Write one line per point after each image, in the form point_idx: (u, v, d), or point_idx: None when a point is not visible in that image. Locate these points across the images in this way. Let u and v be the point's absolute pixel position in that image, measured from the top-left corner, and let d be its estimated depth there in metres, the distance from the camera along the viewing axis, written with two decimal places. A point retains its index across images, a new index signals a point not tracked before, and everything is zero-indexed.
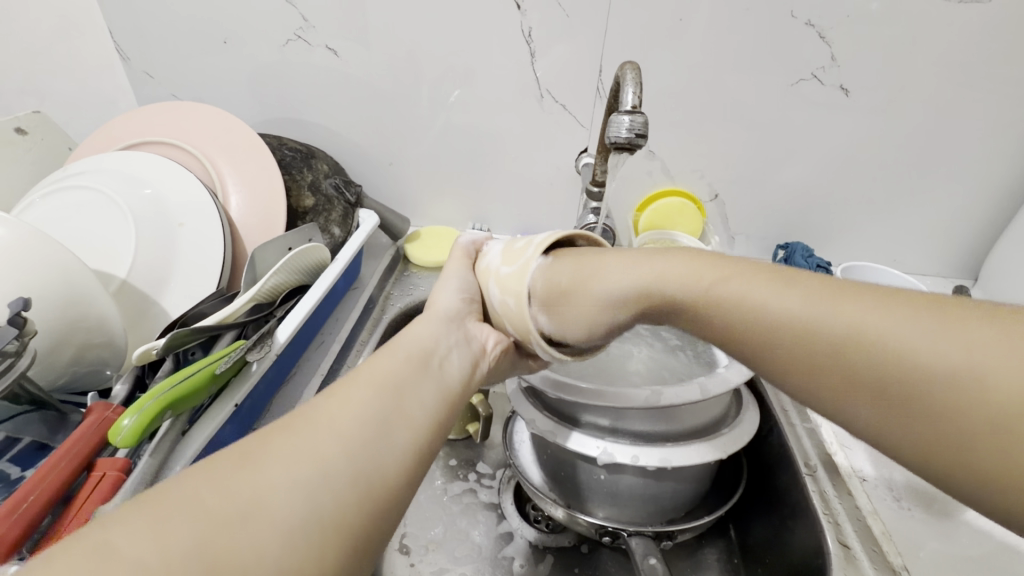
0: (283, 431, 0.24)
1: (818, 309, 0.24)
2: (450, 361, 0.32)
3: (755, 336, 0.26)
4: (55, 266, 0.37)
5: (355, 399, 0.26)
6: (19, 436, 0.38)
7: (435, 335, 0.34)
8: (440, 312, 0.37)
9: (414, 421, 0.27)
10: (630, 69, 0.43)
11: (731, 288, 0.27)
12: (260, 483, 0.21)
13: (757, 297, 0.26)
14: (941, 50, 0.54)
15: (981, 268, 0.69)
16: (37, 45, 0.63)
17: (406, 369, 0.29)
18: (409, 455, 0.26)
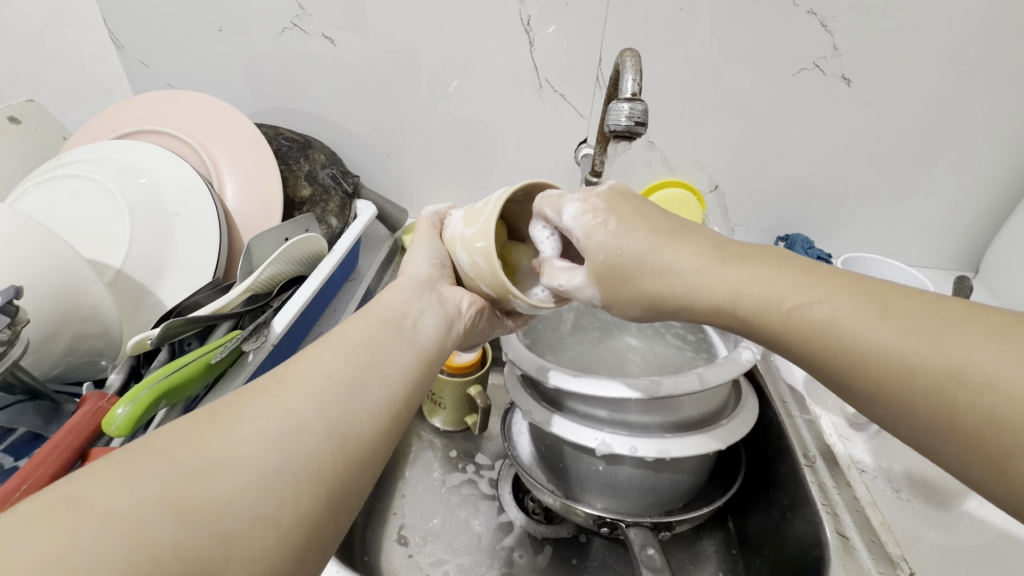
0: (252, 389, 0.24)
1: (845, 311, 0.24)
2: (424, 321, 0.33)
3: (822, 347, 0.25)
4: (48, 255, 0.37)
5: (325, 358, 0.26)
6: (14, 426, 0.38)
7: (406, 300, 0.34)
8: (413, 278, 0.36)
9: (388, 379, 0.27)
10: (629, 56, 0.42)
11: (809, 306, 0.25)
12: (228, 437, 0.21)
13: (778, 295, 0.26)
14: (944, 39, 0.53)
15: (981, 259, 0.69)
16: (30, 33, 0.62)
17: (377, 331, 0.30)
18: (384, 410, 0.26)
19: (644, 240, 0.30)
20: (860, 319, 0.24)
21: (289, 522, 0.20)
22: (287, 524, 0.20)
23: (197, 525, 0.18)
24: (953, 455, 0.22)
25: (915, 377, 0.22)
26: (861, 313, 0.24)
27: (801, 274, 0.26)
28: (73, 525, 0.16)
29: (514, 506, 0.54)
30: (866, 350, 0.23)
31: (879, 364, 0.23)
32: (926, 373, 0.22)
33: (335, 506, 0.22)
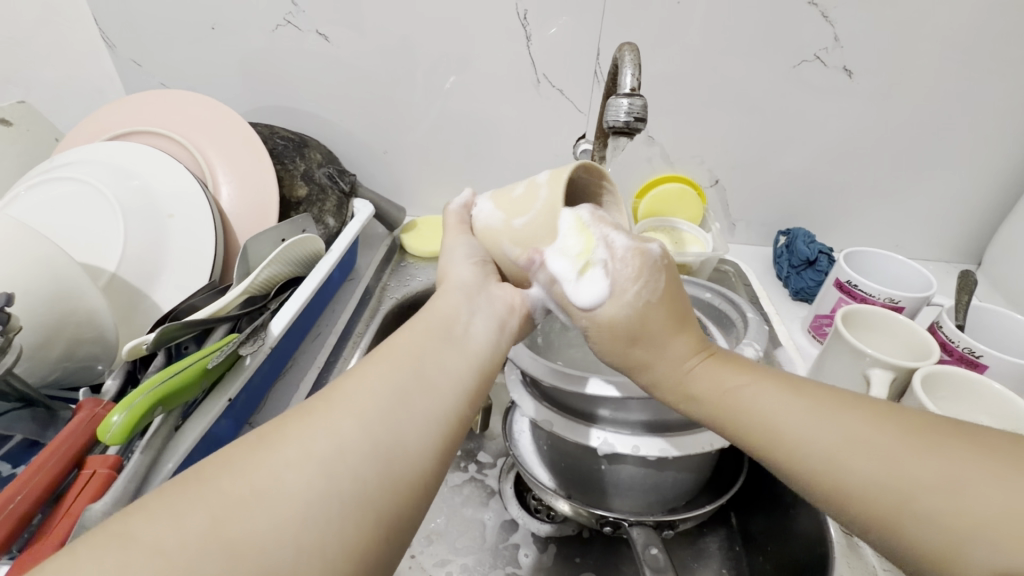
0: (300, 413, 0.24)
1: (767, 397, 0.30)
2: (474, 327, 0.31)
3: (750, 420, 0.30)
4: (40, 260, 0.36)
5: (369, 379, 0.26)
6: (10, 433, 0.37)
7: (453, 305, 0.32)
8: (456, 283, 0.34)
9: (441, 396, 0.27)
10: (629, 51, 0.42)
11: (725, 384, 0.31)
12: (279, 462, 0.22)
13: (749, 396, 0.30)
14: (946, 29, 0.53)
15: (985, 251, 0.68)
16: (21, 34, 0.61)
17: (426, 342, 0.29)
18: (434, 424, 0.25)
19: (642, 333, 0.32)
20: (778, 402, 0.30)
21: (334, 549, 0.20)
22: (332, 550, 0.20)
23: (248, 558, 0.19)
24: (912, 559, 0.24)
25: (875, 487, 0.25)
26: (848, 430, 0.27)
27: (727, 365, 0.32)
28: (119, 555, 0.18)
29: (516, 503, 0.53)
30: (798, 433, 0.28)
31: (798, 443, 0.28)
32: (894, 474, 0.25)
33: (379, 530, 0.22)
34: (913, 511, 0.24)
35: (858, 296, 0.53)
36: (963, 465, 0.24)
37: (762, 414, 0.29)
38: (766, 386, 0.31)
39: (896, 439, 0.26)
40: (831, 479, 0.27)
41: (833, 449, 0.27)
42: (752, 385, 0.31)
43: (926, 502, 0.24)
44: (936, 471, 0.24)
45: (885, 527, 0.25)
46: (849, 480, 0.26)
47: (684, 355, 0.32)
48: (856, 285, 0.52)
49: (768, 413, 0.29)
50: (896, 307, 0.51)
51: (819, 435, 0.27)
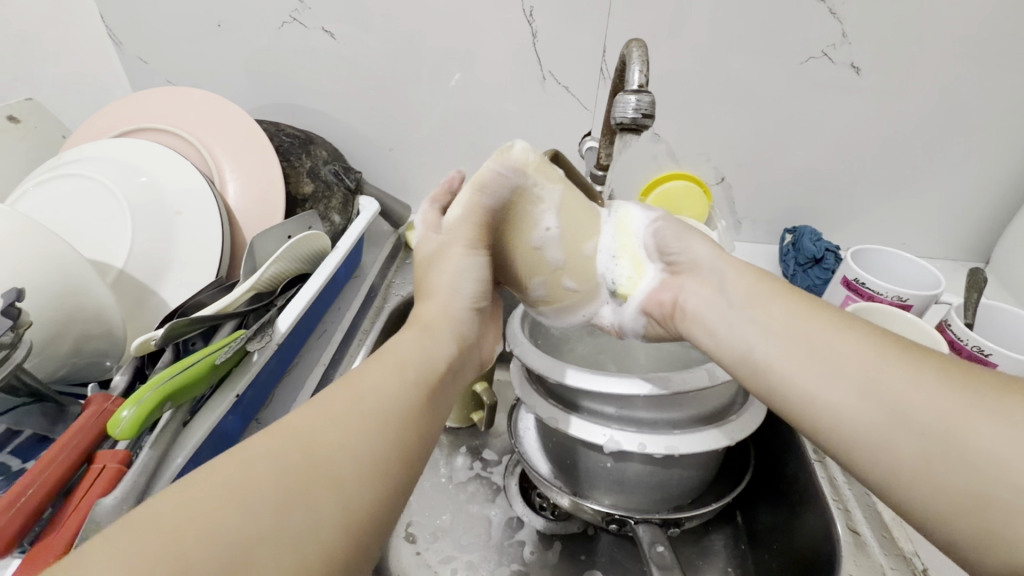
0: (295, 435, 0.26)
1: (833, 340, 0.32)
2: (447, 376, 0.35)
3: (806, 360, 0.32)
4: (49, 256, 0.37)
5: (358, 425, 0.27)
6: (20, 428, 0.38)
7: (440, 349, 0.36)
8: (447, 317, 0.39)
9: (405, 447, 0.28)
10: (636, 47, 0.42)
11: (787, 329, 0.34)
12: (266, 490, 0.23)
13: (816, 339, 0.33)
14: (955, 25, 0.52)
15: (993, 249, 0.68)
16: (28, 31, 0.61)
17: (395, 389, 0.30)
18: (396, 493, 0.27)
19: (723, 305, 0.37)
20: (839, 346, 0.32)
21: None
22: None
23: None
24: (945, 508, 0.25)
25: (923, 427, 0.27)
26: (904, 375, 0.29)
27: (807, 311, 0.34)
28: None
29: (521, 501, 0.53)
30: (861, 372, 0.30)
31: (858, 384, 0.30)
32: (927, 433, 0.27)
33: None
34: (945, 470, 0.26)
35: (866, 295, 0.52)
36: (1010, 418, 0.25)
37: (827, 351, 0.32)
38: (829, 331, 0.33)
39: (975, 401, 0.26)
40: (864, 439, 0.29)
41: (890, 395, 0.28)
42: (818, 330, 0.33)
43: (1011, 460, 0.24)
44: (984, 425, 0.25)
45: (926, 471, 0.26)
46: (879, 443, 0.28)
47: (761, 307, 0.36)
48: (863, 283, 0.52)
49: (828, 352, 0.32)
50: (904, 305, 0.51)
51: (880, 377, 0.29)
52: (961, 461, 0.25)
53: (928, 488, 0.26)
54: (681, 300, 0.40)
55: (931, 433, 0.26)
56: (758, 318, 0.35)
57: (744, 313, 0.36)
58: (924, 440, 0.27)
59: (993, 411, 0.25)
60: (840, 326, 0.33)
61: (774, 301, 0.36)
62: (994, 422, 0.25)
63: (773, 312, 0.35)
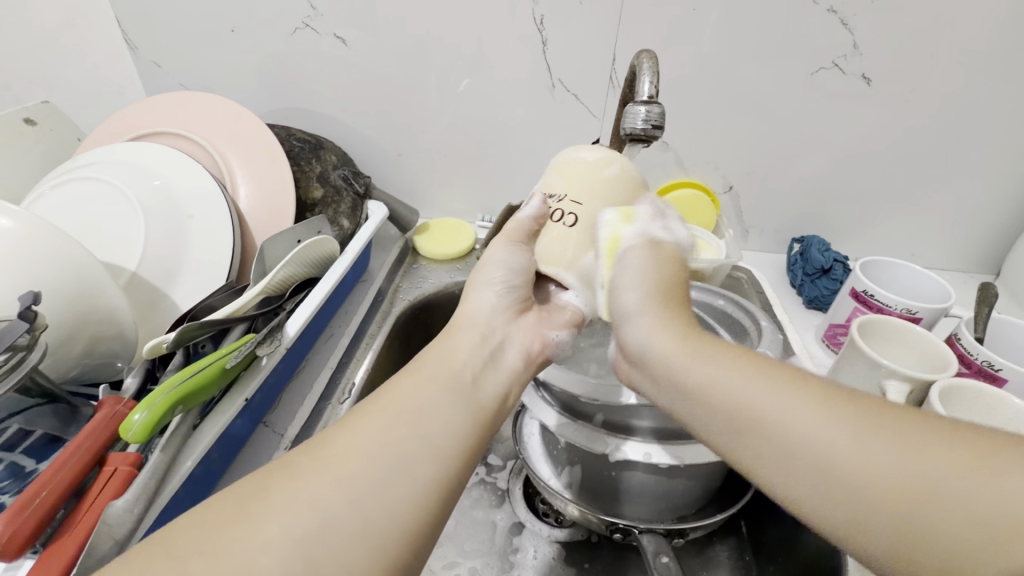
0: (310, 451, 0.26)
1: (767, 399, 0.28)
2: (484, 377, 0.32)
3: (755, 430, 0.28)
4: (64, 260, 0.37)
5: (372, 430, 0.27)
6: (32, 428, 0.37)
7: (469, 347, 0.34)
8: (473, 320, 0.36)
9: (437, 457, 0.26)
10: (646, 58, 0.42)
11: (720, 389, 0.29)
12: (273, 504, 0.23)
13: (749, 399, 0.28)
14: (968, 36, 0.52)
15: (1004, 261, 0.67)
16: (45, 35, 0.62)
17: (434, 393, 0.29)
18: (427, 493, 0.25)
19: (672, 348, 0.33)
20: (777, 404, 0.27)
21: None
22: None
23: None
24: None
25: (897, 497, 0.23)
26: (854, 435, 0.25)
27: (733, 363, 0.30)
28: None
29: (524, 506, 0.54)
30: (808, 442, 0.26)
31: (813, 456, 0.25)
32: (877, 489, 0.23)
33: None
34: (931, 552, 0.22)
35: (874, 306, 0.52)
36: (992, 472, 0.21)
37: (766, 416, 0.27)
38: (762, 385, 0.29)
39: (938, 453, 0.23)
40: (841, 525, 0.24)
41: (848, 461, 0.24)
42: (749, 385, 0.29)
43: (1002, 528, 0.20)
44: (958, 483, 0.22)
45: (916, 552, 0.22)
46: (857, 523, 0.24)
47: (685, 360, 0.32)
48: (872, 295, 0.52)
49: (771, 418, 0.27)
50: (912, 317, 0.50)
51: (827, 442, 0.25)
52: (924, 516, 0.22)
53: (902, 549, 0.22)
54: (628, 344, 0.35)
55: (907, 504, 0.22)
56: (689, 373, 0.31)
57: (684, 363, 0.31)
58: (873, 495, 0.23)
59: (931, 455, 0.23)
60: (767, 378, 0.29)
61: (699, 353, 0.32)
62: (961, 477, 0.22)
63: (701, 365, 0.31)
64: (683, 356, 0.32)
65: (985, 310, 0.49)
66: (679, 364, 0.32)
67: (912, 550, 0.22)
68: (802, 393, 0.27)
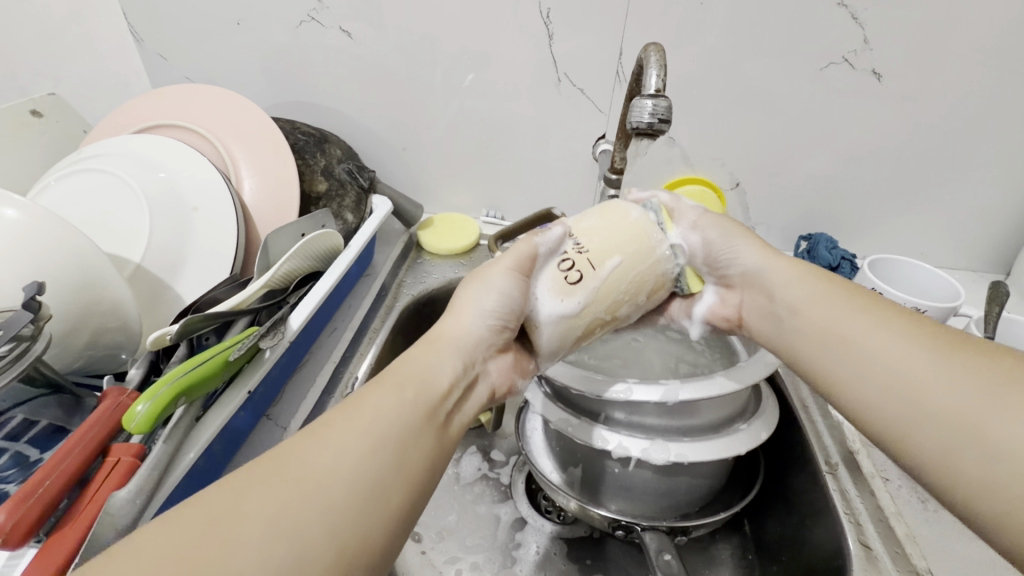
0: (279, 463, 0.24)
1: (860, 323, 0.32)
2: (456, 409, 0.30)
3: (839, 337, 0.33)
4: (69, 250, 0.37)
5: (349, 446, 0.25)
6: (36, 419, 0.37)
7: (448, 373, 0.31)
8: (457, 339, 0.33)
9: (411, 480, 0.26)
10: (653, 52, 0.41)
11: (821, 305, 0.34)
12: (243, 527, 0.21)
13: (844, 318, 0.33)
14: (982, 31, 0.51)
15: (1014, 260, 0.66)
16: (51, 26, 0.62)
17: (409, 416, 0.27)
18: (395, 520, 0.25)
19: (794, 282, 0.37)
20: (872, 326, 0.32)
21: None
22: None
23: None
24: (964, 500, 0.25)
25: (942, 415, 0.27)
26: (928, 358, 0.29)
27: (839, 295, 0.34)
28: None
29: (526, 502, 0.54)
30: (884, 360, 0.30)
31: (890, 368, 0.30)
32: (913, 394, 0.28)
33: None
34: (956, 460, 0.26)
35: None
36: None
37: (854, 332, 0.32)
38: (863, 308, 0.33)
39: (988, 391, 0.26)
40: (888, 428, 0.29)
41: (921, 379, 0.28)
42: (852, 311, 0.33)
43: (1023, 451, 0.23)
44: (1006, 414, 0.25)
45: (944, 462, 0.26)
46: (904, 428, 0.28)
47: (800, 282, 0.36)
48: (880, 293, 0.51)
49: (860, 335, 0.32)
50: (921, 316, 0.50)
51: (905, 360, 0.29)
52: (954, 434, 0.26)
53: (907, 440, 0.28)
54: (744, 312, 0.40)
55: (948, 422, 0.26)
56: (801, 296, 0.36)
57: (790, 296, 0.36)
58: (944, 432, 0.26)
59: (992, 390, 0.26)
60: (871, 308, 0.33)
61: (810, 283, 0.36)
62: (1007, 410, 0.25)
63: (810, 292, 0.36)
64: (802, 283, 0.36)
65: (995, 309, 0.48)
66: (790, 292, 0.37)
67: (942, 465, 0.26)
68: (897, 325, 0.31)
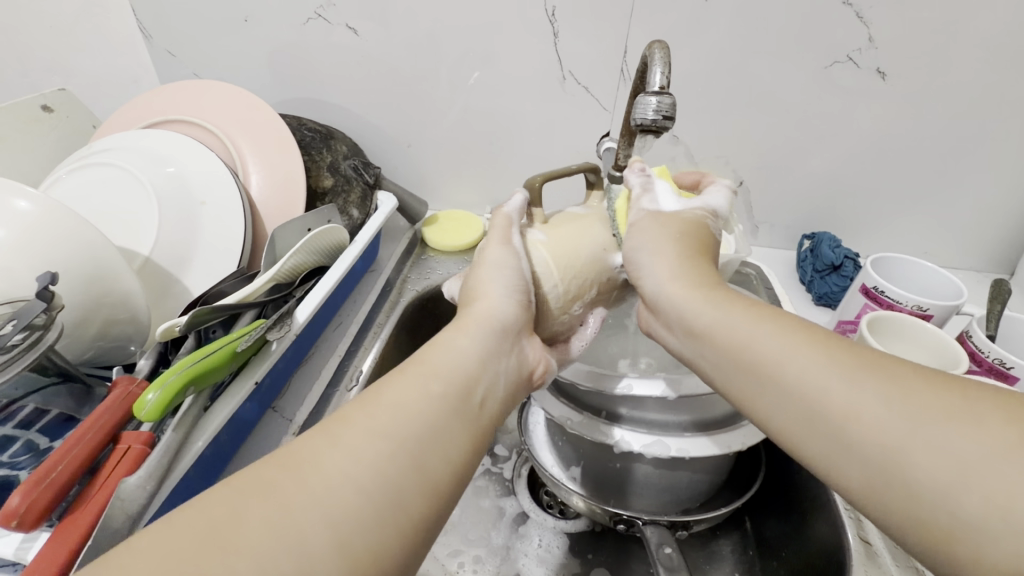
0: (292, 470, 0.22)
1: (768, 339, 0.29)
2: (493, 393, 0.30)
3: (747, 361, 0.29)
4: (80, 242, 0.38)
5: (367, 455, 0.23)
6: (48, 408, 0.38)
7: (479, 357, 0.30)
8: (491, 319, 0.33)
9: (431, 485, 0.24)
10: (659, 48, 0.42)
11: (723, 325, 0.31)
12: (246, 536, 0.20)
13: (748, 336, 0.30)
14: (986, 30, 0.51)
15: (1018, 260, 0.66)
16: (61, 23, 0.63)
17: (434, 411, 0.26)
18: (416, 526, 0.23)
19: (686, 293, 0.34)
20: (781, 344, 0.28)
21: None
22: None
23: None
24: (908, 533, 0.22)
25: (869, 440, 0.24)
26: (843, 376, 0.25)
27: (745, 312, 0.31)
28: None
29: (528, 497, 0.54)
30: (800, 380, 0.27)
31: (805, 389, 0.26)
32: (836, 416, 0.25)
33: None
34: (893, 491, 0.23)
35: (884, 303, 0.52)
36: (973, 433, 0.21)
37: (761, 351, 0.29)
38: (768, 326, 0.30)
39: (917, 408, 0.23)
40: (815, 457, 0.26)
41: (844, 402, 0.25)
42: (755, 329, 0.30)
43: (970, 481, 0.21)
44: (939, 435, 0.22)
45: (880, 495, 0.23)
46: (829, 455, 0.25)
47: (696, 301, 0.33)
48: (883, 291, 0.51)
49: (767, 353, 0.28)
50: (923, 315, 0.50)
51: (826, 383, 0.26)
52: (886, 460, 0.23)
53: (835, 468, 0.25)
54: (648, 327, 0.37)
55: (876, 449, 0.23)
56: (699, 313, 0.32)
57: (690, 313, 0.33)
58: (873, 465, 0.23)
59: (920, 407, 0.23)
60: (771, 324, 0.30)
61: (715, 300, 0.33)
62: (941, 432, 0.22)
63: (709, 312, 0.32)
64: (698, 303, 0.33)
65: (998, 307, 0.48)
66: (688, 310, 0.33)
67: (881, 495, 0.23)
68: (809, 340, 0.28)
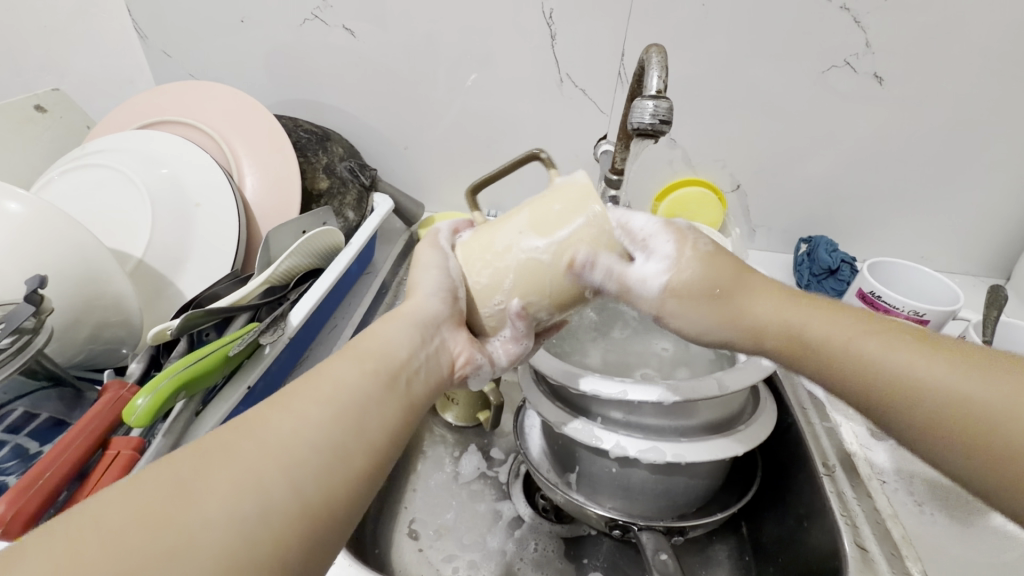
0: (242, 429, 0.23)
1: (821, 328, 0.30)
2: (418, 377, 0.30)
3: (815, 354, 0.30)
4: (72, 244, 0.37)
5: (312, 415, 0.24)
6: (37, 411, 0.38)
7: (405, 343, 0.30)
8: (414, 315, 0.32)
9: (372, 449, 0.25)
10: (656, 52, 0.41)
11: (773, 316, 0.31)
12: (210, 485, 0.20)
13: (807, 328, 0.30)
14: (983, 35, 0.51)
15: (1015, 265, 0.66)
16: (56, 23, 0.63)
17: (369, 384, 0.27)
18: (359, 483, 0.24)
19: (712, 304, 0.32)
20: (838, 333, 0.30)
21: None
22: None
23: None
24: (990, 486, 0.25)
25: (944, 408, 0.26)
26: (900, 353, 0.28)
27: (787, 301, 0.32)
28: None
29: (524, 501, 0.54)
30: (865, 362, 0.28)
31: (874, 373, 0.28)
32: (907, 390, 0.27)
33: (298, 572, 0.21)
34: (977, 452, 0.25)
35: (881, 308, 0.52)
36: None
37: (820, 340, 0.30)
38: (817, 314, 0.31)
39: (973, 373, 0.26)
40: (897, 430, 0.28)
41: (911, 378, 0.27)
42: (806, 318, 0.31)
43: None
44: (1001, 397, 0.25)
45: (963, 457, 0.25)
46: (912, 428, 0.27)
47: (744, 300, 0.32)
48: (880, 296, 0.51)
49: (826, 339, 0.30)
50: (921, 320, 0.50)
51: (886, 363, 0.28)
52: (964, 426, 0.25)
53: (918, 437, 0.27)
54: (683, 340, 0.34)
55: (953, 417, 0.26)
56: (741, 319, 0.32)
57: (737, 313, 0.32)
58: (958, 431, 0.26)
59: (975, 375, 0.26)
60: (817, 310, 0.31)
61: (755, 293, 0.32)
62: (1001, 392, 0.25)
63: (754, 306, 0.32)
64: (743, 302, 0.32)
65: (995, 313, 0.48)
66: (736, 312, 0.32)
67: (968, 458, 0.25)
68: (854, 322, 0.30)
